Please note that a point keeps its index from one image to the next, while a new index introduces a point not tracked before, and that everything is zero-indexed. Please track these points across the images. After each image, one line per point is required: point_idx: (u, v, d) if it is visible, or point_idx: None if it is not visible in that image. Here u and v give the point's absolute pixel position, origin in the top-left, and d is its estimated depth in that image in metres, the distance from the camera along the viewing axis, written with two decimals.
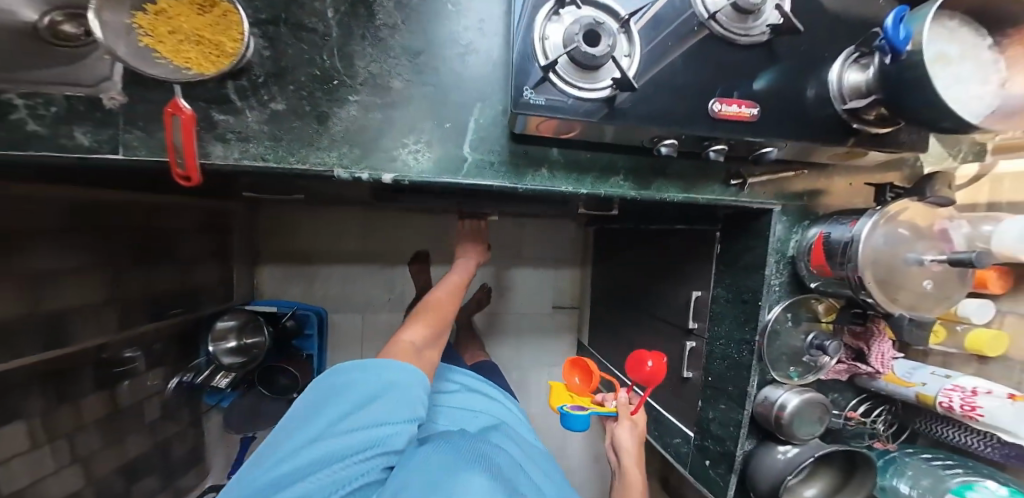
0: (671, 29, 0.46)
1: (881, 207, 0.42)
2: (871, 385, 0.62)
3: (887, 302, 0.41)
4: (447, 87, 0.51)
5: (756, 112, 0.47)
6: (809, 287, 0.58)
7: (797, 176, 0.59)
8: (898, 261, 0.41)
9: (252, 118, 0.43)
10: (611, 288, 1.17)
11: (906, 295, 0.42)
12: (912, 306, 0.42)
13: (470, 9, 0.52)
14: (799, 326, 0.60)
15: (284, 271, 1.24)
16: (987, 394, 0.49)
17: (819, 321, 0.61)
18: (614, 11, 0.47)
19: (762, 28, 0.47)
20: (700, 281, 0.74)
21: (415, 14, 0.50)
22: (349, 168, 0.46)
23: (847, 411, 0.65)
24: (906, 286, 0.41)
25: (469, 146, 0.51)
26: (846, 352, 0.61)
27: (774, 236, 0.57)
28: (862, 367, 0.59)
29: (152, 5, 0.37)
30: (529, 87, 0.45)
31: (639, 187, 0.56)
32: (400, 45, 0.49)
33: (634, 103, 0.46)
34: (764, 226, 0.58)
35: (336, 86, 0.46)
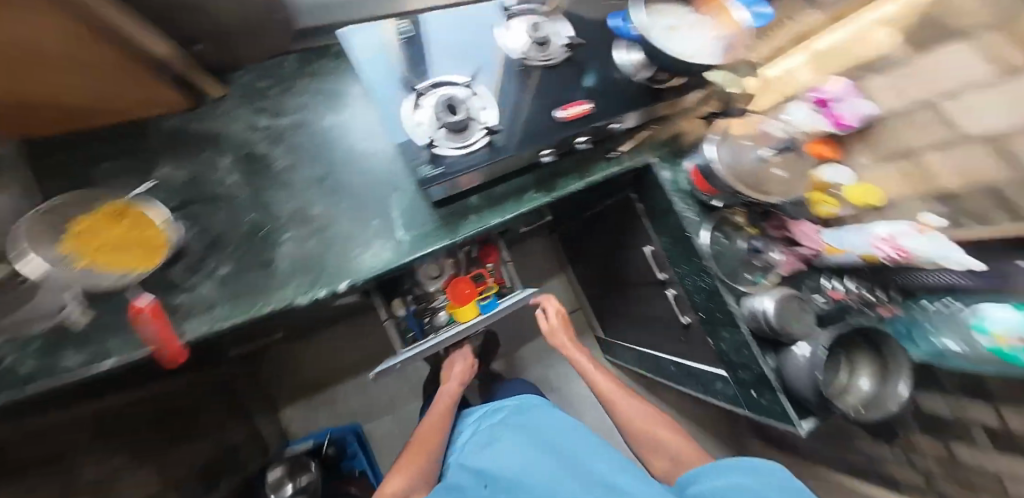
0: (497, 81, 0.60)
1: (716, 136, 0.62)
2: (827, 263, 0.68)
3: (762, 195, 0.59)
4: (360, 193, 0.60)
5: (591, 106, 0.59)
6: (716, 206, 0.67)
7: (654, 132, 0.71)
8: (745, 164, 0.60)
9: (206, 288, 0.50)
10: (593, 280, 1.26)
11: (773, 185, 0.60)
12: (783, 189, 0.61)
13: (349, 127, 0.63)
14: (733, 238, 0.68)
15: (304, 405, 1.26)
16: (904, 235, 0.57)
17: (746, 229, 0.69)
18: (458, 82, 0.57)
19: (560, 50, 0.63)
20: (645, 238, 0.82)
21: (306, 152, 0.60)
22: (308, 292, 0.51)
23: (829, 292, 0.70)
24: (761, 180, 0.60)
25: (403, 229, 0.58)
26: (784, 248, 0.68)
27: (665, 182, 0.67)
28: (801, 249, 0.67)
29: (74, 234, 0.46)
30: (426, 163, 0.52)
31: (550, 190, 0.64)
32: (308, 179, 0.59)
33: (506, 138, 0.55)
34: (655, 178, 0.68)
35: (268, 233, 0.55)
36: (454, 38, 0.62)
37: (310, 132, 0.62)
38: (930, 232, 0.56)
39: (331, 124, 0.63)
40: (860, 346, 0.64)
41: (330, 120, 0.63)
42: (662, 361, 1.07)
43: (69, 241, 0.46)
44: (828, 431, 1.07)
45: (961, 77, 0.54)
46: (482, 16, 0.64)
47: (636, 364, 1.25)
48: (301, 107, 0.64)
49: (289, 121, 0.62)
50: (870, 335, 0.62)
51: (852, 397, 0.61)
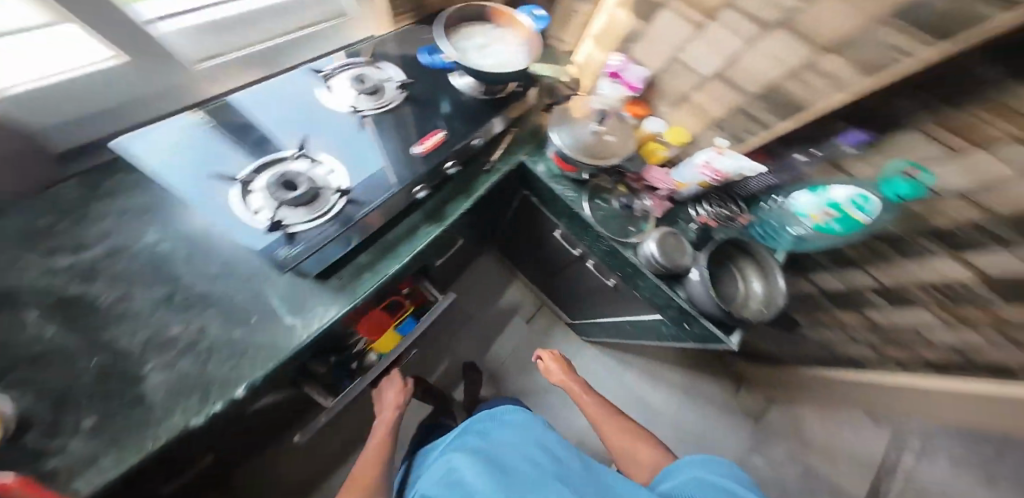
0: (332, 141, 0.60)
1: (552, 123, 0.68)
2: (683, 197, 0.76)
3: (603, 160, 0.65)
4: (224, 294, 0.53)
5: (444, 132, 0.64)
6: (587, 179, 0.75)
7: (515, 136, 0.79)
8: (586, 139, 0.67)
9: (76, 445, 0.39)
10: (539, 274, 1.32)
11: (610, 148, 0.67)
12: (618, 150, 0.68)
13: (184, 236, 0.56)
14: (609, 200, 0.76)
15: None
16: (714, 160, 0.67)
17: (617, 190, 0.77)
18: (283, 157, 0.55)
19: (394, 93, 0.67)
20: (552, 224, 0.90)
21: (134, 278, 0.52)
22: (202, 409, 0.44)
23: (697, 218, 0.74)
24: (598, 148, 0.67)
25: (288, 314, 0.54)
26: (650, 195, 0.75)
27: (542, 174, 0.75)
28: (661, 192, 0.75)
29: None
30: (281, 246, 0.47)
31: (441, 221, 0.67)
32: (151, 303, 0.50)
33: (365, 188, 0.55)
34: (533, 171, 0.77)
35: (125, 372, 0.45)
36: (266, 113, 0.60)
37: (138, 257, 0.53)
38: (727, 151, 0.66)
39: (159, 240, 0.55)
40: (736, 255, 0.72)
41: (152, 236, 0.55)
42: (618, 326, 1.13)
43: None
44: (775, 330, 1.21)
45: (679, 36, 0.62)
46: (295, 87, 0.64)
47: (603, 336, 1.31)
48: (110, 231, 0.54)
49: (97, 250, 0.52)
50: (737, 243, 0.71)
51: (751, 301, 0.69)
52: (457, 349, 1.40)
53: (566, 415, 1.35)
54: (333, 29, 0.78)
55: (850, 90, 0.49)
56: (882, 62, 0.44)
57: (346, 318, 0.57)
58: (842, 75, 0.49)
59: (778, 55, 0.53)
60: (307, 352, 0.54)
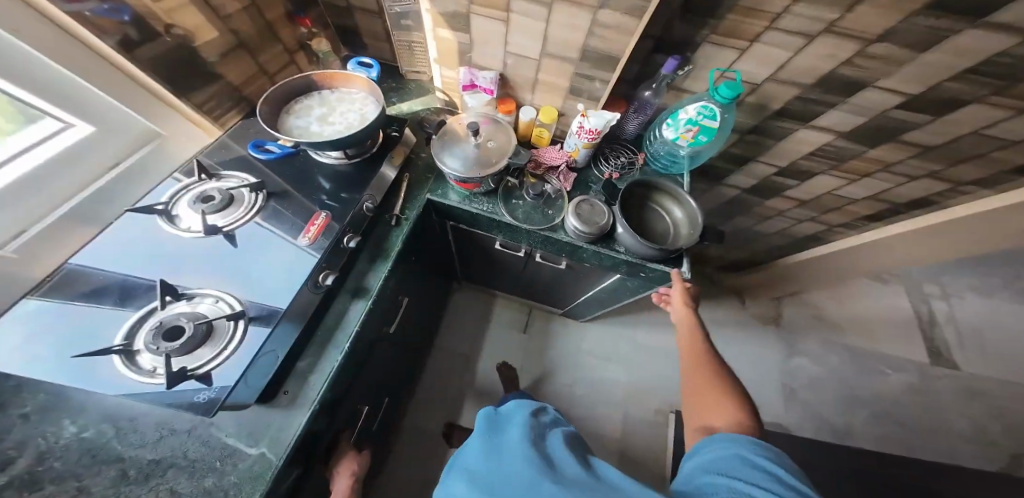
0: (207, 268, 0.61)
1: (434, 151, 0.70)
2: (581, 165, 0.79)
3: (495, 165, 0.68)
4: (184, 447, 0.53)
5: (326, 212, 0.69)
6: (493, 188, 0.78)
7: (410, 179, 0.83)
8: (473, 154, 0.70)
9: None
10: (508, 283, 1.33)
11: (495, 152, 0.70)
12: (502, 151, 0.70)
13: (107, 412, 0.54)
14: (523, 197, 0.77)
15: None
16: (584, 122, 0.70)
17: (528, 180, 0.78)
18: (153, 307, 0.56)
19: (250, 195, 0.69)
20: (488, 238, 0.93)
21: (87, 465, 0.50)
22: None
23: (604, 176, 0.77)
24: (485, 158, 0.69)
25: (250, 444, 0.54)
26: (555, 175, 0.78)
27: (453, 200, 0.78)
28: (560, 167, 0.77)
29: None
30: (196, 392, 0.50)
31: (367, 293, 0.70)
32: (112, 485, 0.49)
33: (262, 301, 0.59)
34: (444, 203, 0.79)
35: None
36: (128, 266, 0.59)
37: (73, 451, 0.51)
38: (590, 111, 0.69)
39: (82, 429, 0.52)
40: (650, 194, 0.74)
41: (73, 426, 0.52)
42: (597, 301, 1.14)
43: None
44: (737, 241, 1.24)
45: (496, 32, 0.63)
46: (134, 230, 0.64)
47: (588, 312, 1.33)
48: (23, 443, 0.50)
49: (25, 462, 0.49)
50: (645, 184, 0.73)
51: (682, 227, 0.71)
52: (469, 386, 1.36)
53: (596, 396, 1.37)
54: (150, 157, 0.74)
55: (634, 33, 0.54)
56: (634, 6, 0.50)
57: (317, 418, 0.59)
58: (622, 23, 0.53)
59: (570, 22, 0.56)
60: (291, 464, 0.55)
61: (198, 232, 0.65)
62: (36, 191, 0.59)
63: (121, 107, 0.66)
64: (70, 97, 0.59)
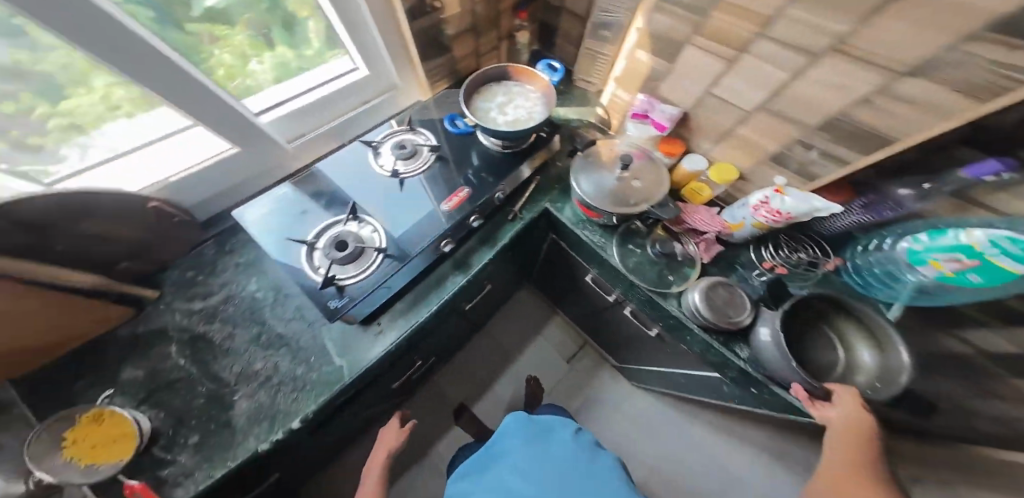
0: (373, 199, 0.72)
1: (575, 173, 0.67)
2: (738, 237, 0.67)
3: (632, 207, 0.61)
4: (293, 335, 0.64)
5: (468, 189, 0.74)
6: (614, 225, 0.73)
7: (538, 184, 0.83)
8: (610, 187, 0.64)
9: (183, 459, 0.52)
10: (580, 313, 1.26)
11: (636, 194, 0.63)
12: (647, 195, 0.63)
13: (274, 284, 0.69)
14: (646, 244, 0.72)
15: None
16: (774, 199, 0.57)
17: (655, 231, 0.72)
18: (339, 218, 0.69)
19: (429, 155, 0.78)
20: (583, 267, 0.93)
21: (237, 319, 0.65)
22: (268, 435, 0.55)
23: (762, 264, 0.65)
24: (623, 196, 0.63)
25: (337, 355, 0.62)
26: (694, 239, 0.69)
27: (568, 219, 0.77)
28: (710, 235, 0.67)
29: (70, 441, 0.48)
30: (332, 298, 0.60)
31: (466, 269, 0.73)
32: (247, 341, 0.63)
33: (400, 245, 0.67)
34: (559, 219, 0.79)
35: (225, 395, 0.58)
36: (341, 182, 0.74)
37: (243, 303, 0.67)
38: (791, 190, 0.56)
39: (257, 288, 0.69)
40: (834, 316, 0.57)
41: (254, 285, 0.69)
42: (670, 376, 1.00)
43: (70, 448, 0.48)
44: None
45: (709, 71, 0.57)
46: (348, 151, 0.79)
47: (652, 383, 1.19)
48: (227, 281, 0.69)
49: (217, 299, 0.67)
50: (836, 302, 0.55)
51: (862, 376, 0.52)
52: (501, 387, 1.36)
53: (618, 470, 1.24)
54: (387, 102, 0.91)
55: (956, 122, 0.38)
56: (980, 83, 0.34)
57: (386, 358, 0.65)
58: (936, 101, 0.38)
59: (838, 81, 0.44)
60: (355, 387, 0.63)
61: (386, 172, 0.76)
62: (319, 111, 0.79)
63: (390, 64, 0.83)
64: (365, 47, 0.77)
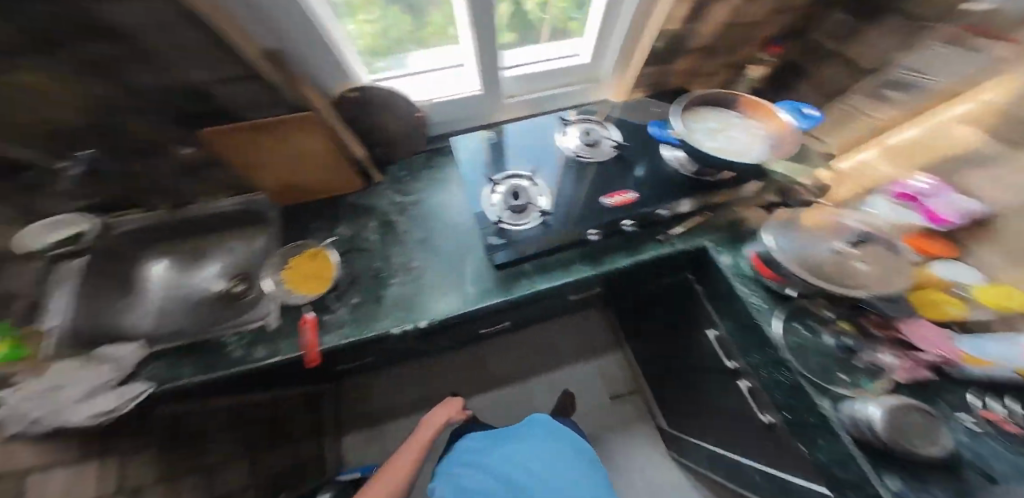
0: (552, 169, 0.87)
1: (767, 224, 0.63)
2: (966, 374, 0.57)
3: (849, 289, 0.54)
4: (444, 252, 0.93)
5: (633, 193, 0.78)
6: (788, 295, 0.66)
7: (705, 219, 0.80)
8: (816, 258, 0.58)
9: (342, 312, 0.79)
10: (666, 356, 1.22)
11: (860, 278, 0.55)
12: (875, 284, 0.54)
13: (445, 209, 0.98)
14: (819, 331, 0.65)
15: (364, 436, 1.68)
16: None
17: (841, 325, 0.65)
18: (521, 172, 0.87)
19: (610, 145, 0.85)
20: (709, 322, 0.86)
21: (418, 224, 0.96)
22: (403, 324, 0.78)
23: (982, 411, 0.54)
24: (842, 274, 0.56)
25: (471, 286, 0.83)
26: (896, 347, 0.61)
27: (724, 265, 0.73)
28: (924, 355, 0.59)
29: (293, 266, 0.85)
30: (493, 237, 0.78)
31: (595, 264, 0.77)
32: (417, 240, 0.93)
33: (555, 221, 0.80)
34: (713, 261, 0.75)
35: (384, 276, 0.87)
36: (521, 146, 0.92)
37: (425, 211, 0.98)
38: None
39: (439, 200, 1.00)
40: None
41: (434, 199, 1.01)
42: (747, 469, 0.89)
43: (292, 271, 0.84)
44: None
45: None
46: (542, 125, 0.96)
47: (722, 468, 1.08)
48: (418, 193, 1.01)
49: (411, 201, 0.98)
50: None
51: None
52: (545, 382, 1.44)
53: None
54: (587, 90, 1.02)
55: None
56: None
57: (506, 303, 0.77)
58: None
59: None
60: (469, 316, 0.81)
61: (569, 151, 0.89)
62: (541, 77, 0.97)
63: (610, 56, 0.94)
64: (603, 38, 0.90)
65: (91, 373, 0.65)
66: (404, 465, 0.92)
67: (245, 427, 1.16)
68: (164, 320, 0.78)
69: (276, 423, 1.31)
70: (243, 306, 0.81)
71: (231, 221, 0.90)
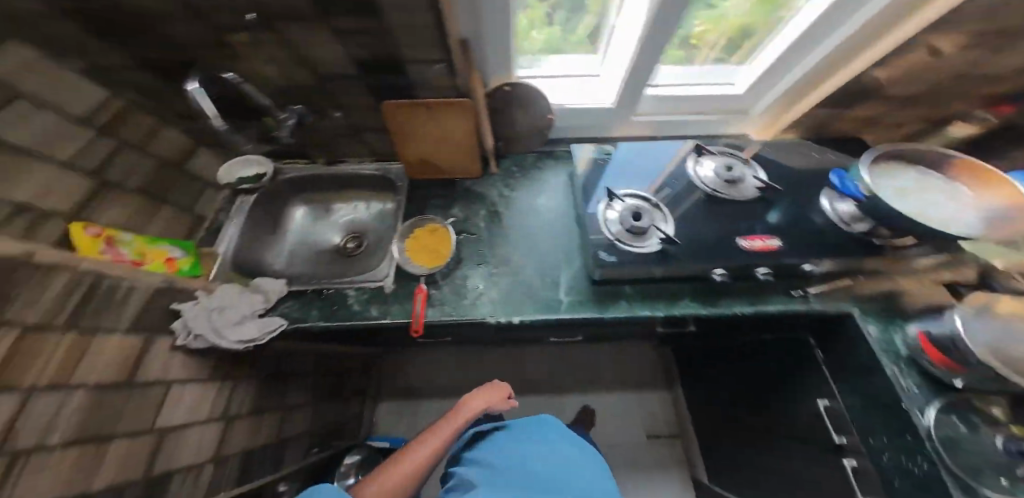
0: (680, 194, 0.83)
1: (960, 306, 0.60)
2: None
3: None
4: (545, 256, 0.91)
5: (779, 241, 0.73)
6: (953, 385, 0.61)
7: (856, 283, 0.74)
8: (1014, 352, 0.54)
9: (444, 290, 0.87)
10: (736, 407, 1.14)
11: None
12: None
13: (548, 211, 1.00)
14: (979, 429, 0.58)
15: (397, 406, 1.73)
16: None
17: (1012, 428, 0.58)
18: (647, 195, 0.79)
19: (752, 189, 0.81)
20: (822, 391, 0.79)
21: (513, 222, 0.99)
22: (497, 316, 0.81)
23: None
24: None
25: (564, 293, 0.83)
26: None
27: (871, 337, 0.67)
28: None
29: (416, 237, 0.94)
30: (603, 251, 0.76)
31: (710, 305, 0.73)
32: (516, 235, 0.96)
33: (678, 249, 0.75)
34: (856, 329, 0.70)
35: (485, 264, 0.91)
36: (641, 166, 0.93)
37: (529, 211, 1.00)
38: None
39: (541, 203, 1.02)
40: None
41: (540, 201, 1.02)
42: None
43: (414, 241, 0.94)
44: None
45: None
46: (665, 148, 0.96)
47: None
48: (520, 196, 1.03)
49: (512, 200, 1.03)
50: None
51: None
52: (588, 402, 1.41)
53: None
54: (725, 122, 1.01)
55: None
56: None
57: (608, 321, 0.78)
58: None
59: None
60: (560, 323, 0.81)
61: (702, 184, 0.85)
62: (690, 99, 0.96)
63: (767, 94, 0.93)
64: (771, 76, 0.88)
65: (248, 300, 0.80)
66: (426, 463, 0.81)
67: (312, 371, 1.24)
68: (299, 262, 0.98)
69: (336, 375, 1.40)
70: (358, 260, 1.00)
71: (354, 186, 1.07)
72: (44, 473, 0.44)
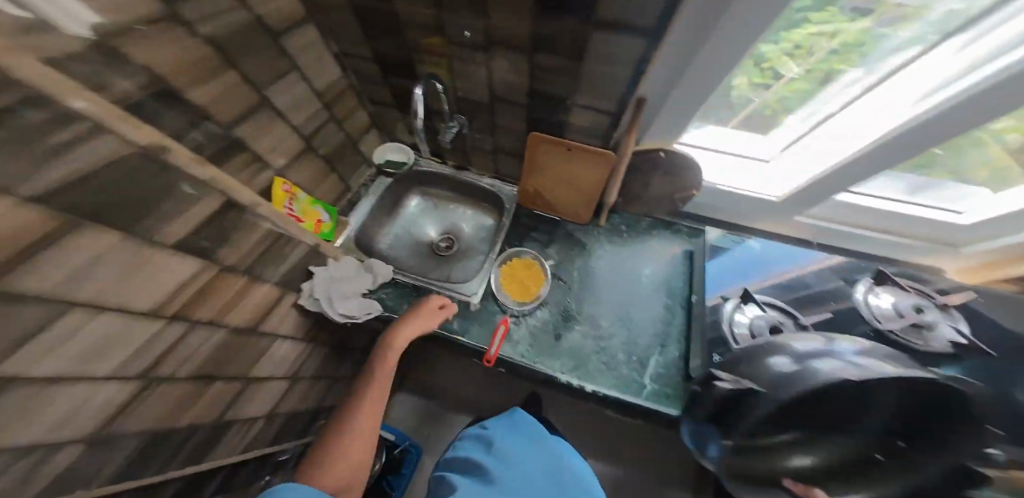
0: (838, 315, 0.71)
1: None
2: None
3: None
4: (637, 329, 0.80)
5: None
6: None
7: None
8: None
9: (523, 330, 0.81)
10: None
11: None
12: None
13: (659, 279, 0.86)
14: None
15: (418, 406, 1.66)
16: None
17: None
18: (794, 315, 0.69)
19: (944, 345, 0.63)
20: None
21: (606, 278, 0.87)
22: (570, 375, 0.75)
23: None
24: None
25: (650, 378, 0.74)
26: None
27: None
28: None
29: (510, 265, 0.89)
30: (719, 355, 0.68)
31: None
32: (609, 296, 0.85)
33: None
34: None
35: (570, 318, 0.83)
36: (786, 263, 0.79)
37: (630, 274, 0.87)
38: None
39: (645, 274, 0.87)
40: None
41: (645, 273, 0.87)
42: None
43: (507, 270, 0.88)
44: None
45: None
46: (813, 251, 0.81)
47: None
48: (628, 257, 0.89)
49: (610, 253, 0.90)
50: None
51: None
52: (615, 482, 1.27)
53: None
54: (917, 249, 0.78)
55: None
56: None
57: None
58: None
59: None
60: (638, 408, 0.74)
61: (874, 313, 0.69)
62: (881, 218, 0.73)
63: (1000, 238, 0.67)
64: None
65: (358, 278, 0.82)
66: (378, 413, 0.72)
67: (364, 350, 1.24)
68: (399, 251, 1.00)
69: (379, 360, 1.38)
70: (451, 263, 1.00)
71: (467, 191, 1.06)
72: (152, 405, 0.49)
